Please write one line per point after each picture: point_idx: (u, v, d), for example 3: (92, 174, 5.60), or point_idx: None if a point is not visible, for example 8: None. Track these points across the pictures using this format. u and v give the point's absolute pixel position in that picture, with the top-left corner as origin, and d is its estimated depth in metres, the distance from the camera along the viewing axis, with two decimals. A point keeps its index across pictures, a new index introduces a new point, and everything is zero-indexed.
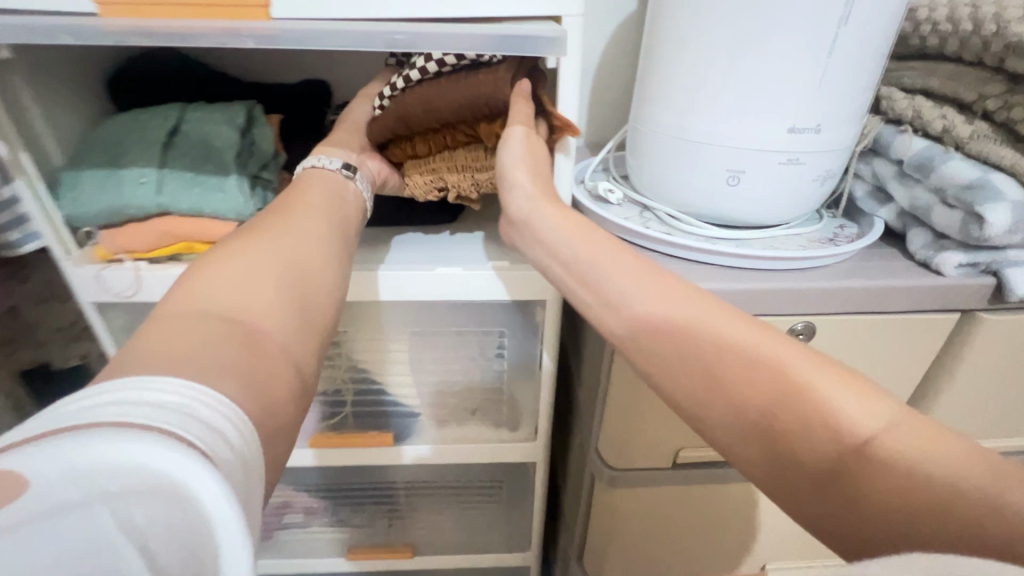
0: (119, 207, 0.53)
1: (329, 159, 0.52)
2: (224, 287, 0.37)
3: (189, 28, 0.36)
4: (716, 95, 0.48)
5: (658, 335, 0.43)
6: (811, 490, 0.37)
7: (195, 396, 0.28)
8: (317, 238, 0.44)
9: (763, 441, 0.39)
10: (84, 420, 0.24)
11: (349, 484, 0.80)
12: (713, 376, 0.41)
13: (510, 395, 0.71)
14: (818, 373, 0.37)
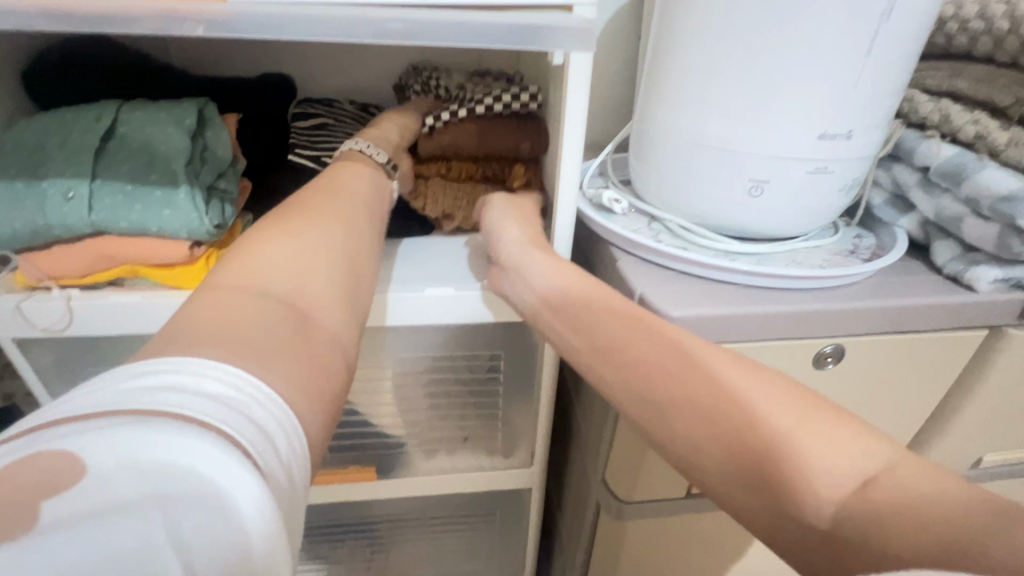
0: (42, 228, 0.44)
1: (375, 150, 0.49)
2: (275, 260, 0.31)
3: (120, 10, 0.28)
4: (741, 97, 0.43)
5: (636, 355, 0.39)
6: (803, 532, 0.29)
7: (248, 389, 0.22)
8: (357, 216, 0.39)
9: (743, 477, 0.32)
10: (143, 407, 0.20)
11: (326, 521, 0.73)
12: (688, 398, 0.35)
13: (503, 418, 0.66)
14: (797, 404, 0.32)
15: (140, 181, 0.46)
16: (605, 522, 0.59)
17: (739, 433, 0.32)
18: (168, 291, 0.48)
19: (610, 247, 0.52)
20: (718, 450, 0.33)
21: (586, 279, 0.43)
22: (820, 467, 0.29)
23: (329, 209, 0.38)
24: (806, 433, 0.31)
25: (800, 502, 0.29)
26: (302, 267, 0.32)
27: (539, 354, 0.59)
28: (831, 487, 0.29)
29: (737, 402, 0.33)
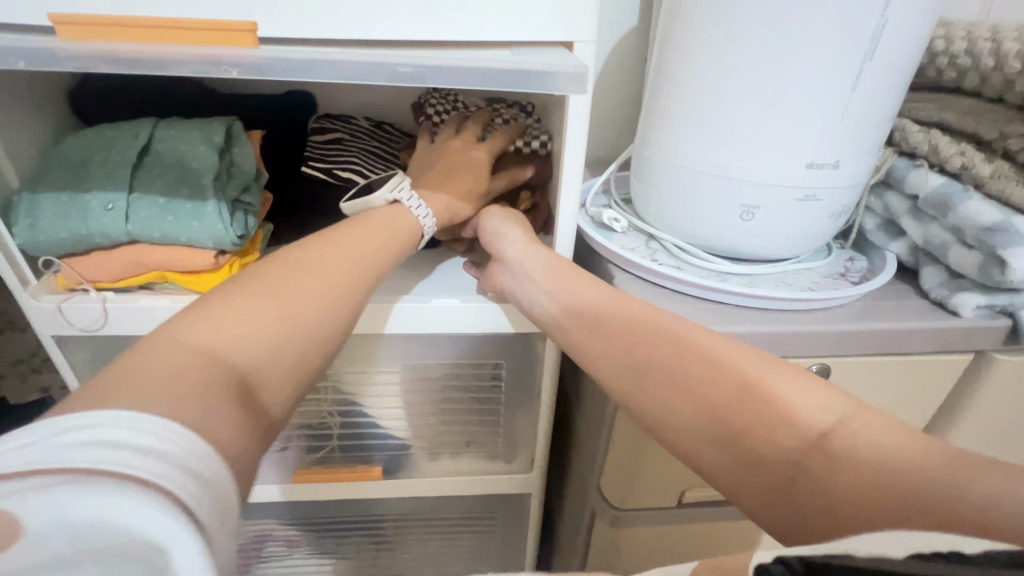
0: (83, 236, 0.48)
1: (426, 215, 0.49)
2: (232, 318, 0.33)
3: (167, 54, 0.32)
4: (732, 127, 0.45)
5: (629, 349, 0.42)
6: (772, 494, 0.34)
7: (187, 448, 0.24)
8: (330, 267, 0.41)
9: (724, 442, 0.36)
10: (77, 463, 0.21)
11: (334, 518, 0.76)
12: (678, 381, 0.39)
13: (506, 425, 0.69)
14: (765, 372, 0.36)
15: (172, 195, 0.50)
16: (599, 529, 0.61)
17: (723, 411, 0.36)
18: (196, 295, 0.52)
19: (608, 265, 0.55)
20: (699, 425, 0.37)
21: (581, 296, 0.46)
22: (788, 435, 0.34)
23: (306, 258, 0.40)
24: (782, 408, 0.34)
25: (768, 467, 0.34)
26: (262, 330, 0.34)
27: (541, 365, 0.61)
28: (792, 441, 0.33)
29: (724, 382, 0.37)
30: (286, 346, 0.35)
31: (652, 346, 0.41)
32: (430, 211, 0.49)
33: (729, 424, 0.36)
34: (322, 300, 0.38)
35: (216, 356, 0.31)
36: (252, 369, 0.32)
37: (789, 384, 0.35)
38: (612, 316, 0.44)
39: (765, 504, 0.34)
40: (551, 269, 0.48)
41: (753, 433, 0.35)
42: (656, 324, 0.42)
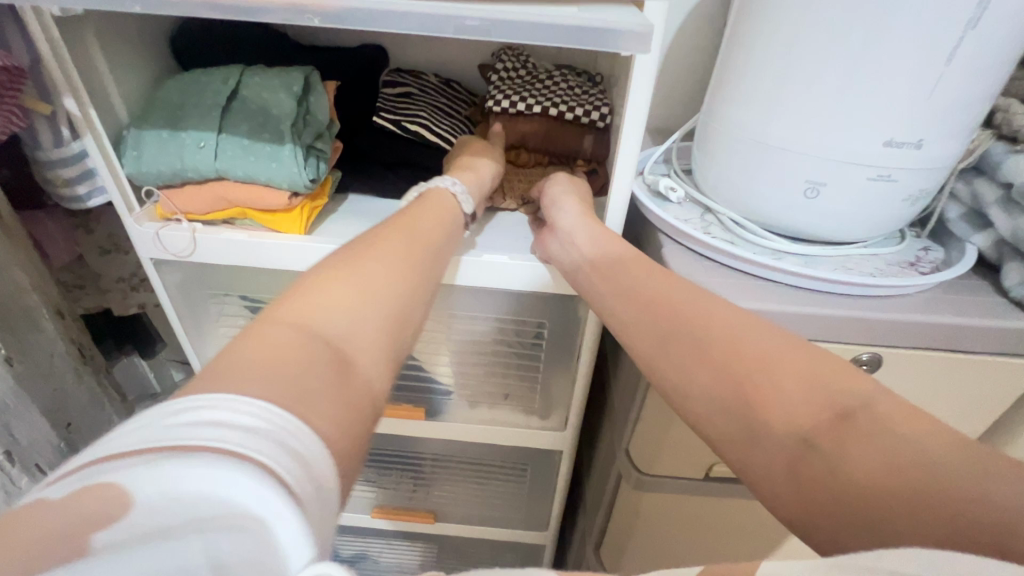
0: (179, 170, 0.54)
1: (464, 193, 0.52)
2: (325, 299, 0.35)
3: (259, 2, 0.35)
4: (806, 97, 0.43)
5: (660, 324, 0.42)
6: (780, 474, 0.33)
7: (279, 420, 0.26)
8: (410, 251, 0.42)
9: (738, 413, 0.35)
10: (181, 440, 0.23)
11: (378, 449, 0.83)
12: (710, 359, 0.38)
13: (543, 383, 0.71)
14: (785, 346, 0.36)
15: (255, 138, 0.54)
16: (624, 491, 0.63)
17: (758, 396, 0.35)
18: (270, 232, 0.57)
19: (659, 235, 0.54)
20: (717, 394, 0.37)
21: (618, 265, 0.47)
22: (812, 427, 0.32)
23: (388, 241, 0.42)
24: (817, 399, 0.33)
25: (783, 448, 0.33)
26: (356, 319, 0.35)
27: (582, 328, 0.63)
28: (803, 420, 0.33)
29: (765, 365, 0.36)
30: (380, 330, 0.36)
31: (692, 305, 0.41)
32: (460, 183, 0.53)
33: (745, 391, 0.35)
34: (408, 284, 0.39)
35: (313, 336, 0.33)
36: (349, 345, 0.34)
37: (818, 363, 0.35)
38: (648, 282, 0.44)
39: (784, 490, 0.32)
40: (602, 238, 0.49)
41: (781, 415, 0.34)
42: (685, 298, 0.42)
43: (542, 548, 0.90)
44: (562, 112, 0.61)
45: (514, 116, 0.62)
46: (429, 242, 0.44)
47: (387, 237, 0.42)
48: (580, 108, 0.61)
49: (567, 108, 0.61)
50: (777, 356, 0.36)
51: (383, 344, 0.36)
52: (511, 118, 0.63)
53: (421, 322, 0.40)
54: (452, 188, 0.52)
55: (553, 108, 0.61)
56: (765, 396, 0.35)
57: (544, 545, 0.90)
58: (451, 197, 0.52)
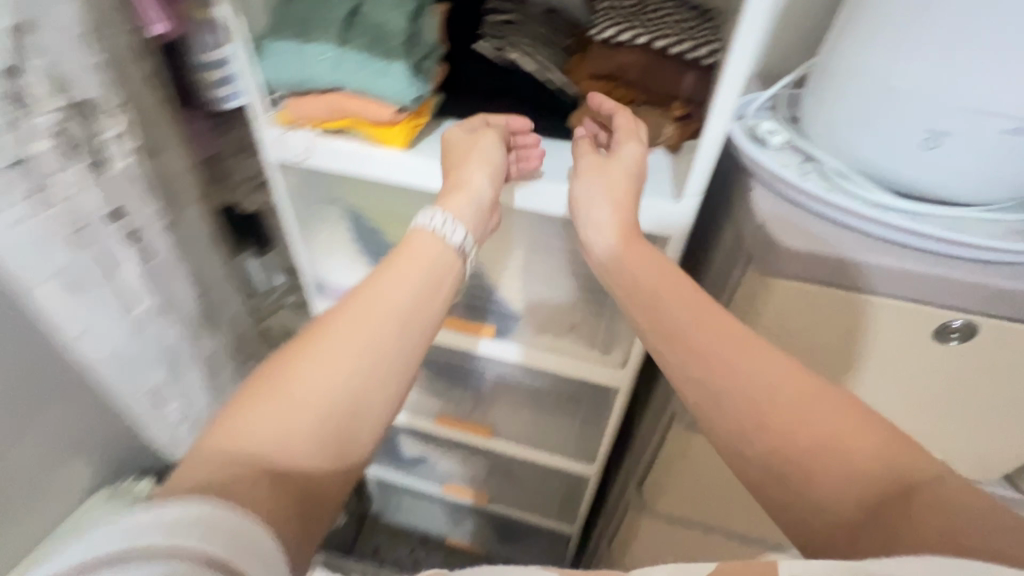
0: (303, 79, 0.59)
1: (449, 227, 0.51)
2: (263, 415, 0.37)
3: None
4: (945, 35, 0.39)
5: (705, 345, 0.43)
6: (841, 537, 0.35)
7: (206, 513, 0.30)
8: (367, 334, 0.42)
9: (795, 479, 0.38)
10: (114, 549, 0.28)
11: (447, 362, 0.90)
12: (744, 401, 0.41)
13: (609, 319, 0.74)
14: (832, 408, 0.38)
15: (370, 52, 0.58)
16: (675, 431, 0.64)
17: (790, 435, 0.39)
18: (376, 144, 0.62)
19: (752, 179, 0.53)
20: (774, 460, 0.39)
21: (663, 289, 0.47)
22: (843, 464, 0.36)
23: (340, 327, 0.42)
24: (851, 445, 0.37)
25: (845, 511, 0.35)
26: (293, 432, 0.37)
27: None
28: (859, 488, 0.35)
29: (793, 412, 0.39)
30: (325, 420, 0.38)
31: (747, 359, 0.42)
32: (447, 222, 0.51)
33: (803, 459, 0.38)
34: (356, 376, 0.40)
35: (250, 460, 0.36)
36: (288, 459, 0.37)
37: (867, 424, 0.37)
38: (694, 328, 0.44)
39: (825, 523, 0.36)
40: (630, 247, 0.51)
41: (835, 475, 0.36)
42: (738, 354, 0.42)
43: (587, 479, 0.95)
44: (667, 46, 0.59)
45: (616, 47, 0.61)
46: (395, 309, 0.44)
47: (339, 319, 0.42)
48: (688, 42, 0.59)
49: (674, 41, 0.59)
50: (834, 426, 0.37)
51: (325, 433, 0.38)
52: (613, 48, 0.61)
53: (381, 413, 0.42)
54: (434, 228, 0.50)
55: (659, 40, 0.60)
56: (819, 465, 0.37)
57: (589, 477, 0.95)
58: (437, 235, 0.50)
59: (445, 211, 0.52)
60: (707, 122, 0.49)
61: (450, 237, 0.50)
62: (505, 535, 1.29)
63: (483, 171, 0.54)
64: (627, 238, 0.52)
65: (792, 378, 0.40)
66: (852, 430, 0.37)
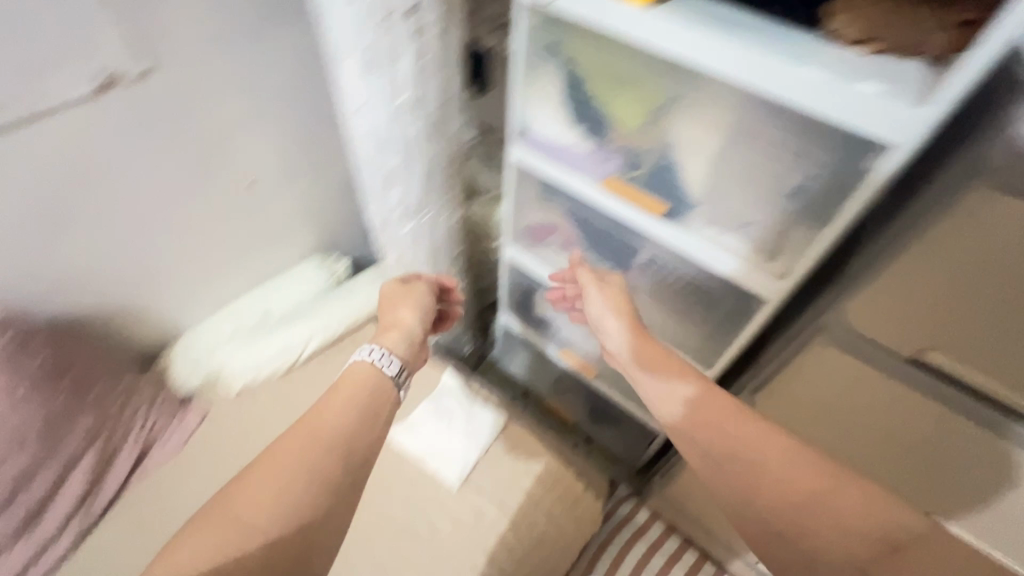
0: None
1: (382, 359, 0.77)
2: (222, 523, 0.56)
3: None
4: None
5: (739, 432, 0.69)
6: (831, 569, 0.59)
7: None
8: (297, 460, 0.60)
9: (788, 537, 0.63)
10: None
11: (606, 235, 1.01)
12: (747, 475, 0.67)
13: (783, 230, 0.76)
14: (820, 479, 0.63)
15: None
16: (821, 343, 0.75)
17: (775, 515, 0.64)
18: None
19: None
20: (775, 524, 0.64)
21: (690, 389, 0.75)
22: (822, 519, 0.61)
23: (278, 457, 0.60)
24: (815, 514, 0.62)
25: (837, 561, 0.59)
26: (274, 505, 0.57)
27: (862, 184, 0.62)
28: (842, 537, 0.60)
29: (776, 485, 0.64)
30: (271, 531, 0.56)
31: (746, 456, 0.67)
32: (381, 355, 0.78)
33: (801, 525, 0.62)
34: (293, 491, 0.58)
35: (210, 560, 0.54)
36: (240, 556, 0.54)
37: (844, 490, 0.62)
38: (716, 419, 0.71)
39: (823, 566, 0.60)
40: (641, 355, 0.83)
41: (832, 532, 0.60)
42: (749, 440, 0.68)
43: None
44: None
45: None
46: (331, 430, 0.64)
47: (280, 450, 0.61)
48: None
49: None
50: (827, 492, 0.62)
51: (285, 525, 0.57)
52: None
53: (309, 500, 0.59)
54: (372, 361, 0.76)
55: None
56: (814, 525, 0.61)
57: None
58: (372, 362, 0.76)
59: (380, 347, 0.79)
60: (990, 26, 0.46)
61: (384, 368, 0.76)
62: (597, 417, 1.44)
63: (413, 314, 0.89)
64: (652, 349, 0.82)
65: (788, 461, 0.65)
66: (838, 497, 0.62)
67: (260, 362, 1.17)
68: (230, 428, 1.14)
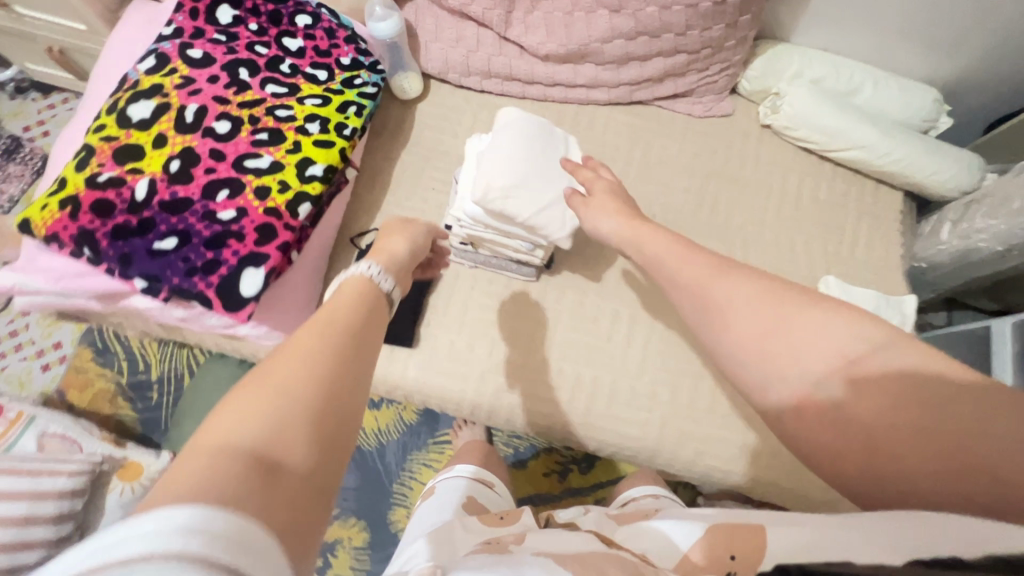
0: None
1: (367, 266, 0.62)
2: (251, 405, 0.42)
3: None
4: None
5: (714, 288, 0.62)
6: (835, 435, 0.52)
7: (206, 519, 0.33)
8: (322, 339, 0.48)
9: (796, 407, 0.54)
10: (157, 542, 0.31)
11: None
12: (783, 353, 0.55)
13: None
14: (810, 323, 0.55)
15: None
16: None
17: (781, 374, 0.55)
18: None
19: None
20: (771, 372, 0.56)
21: (677, 256, 0.68)
22: (869, 418, 0.50)
23: (302, 336, 0.49)
24: (807, 364, 0.54)
25: (866, 420, 0.50)
26: (271, 420, 0.42)
27: None
28: (852, 400, 0.51)
29: (760, 333, 0.57)
30: (293, 411, 0.43)
31: (725, 305, 0.60)
32: (370, 263, 0.63)
33: (810, 396, 0.53)
34: (318, 364, 0.46)
35: (241, 444, 0.40)
36: (278, 444, 0.41)
37: (837, 331, 0.54)
38: (684, 267, 0.66)
39: (835, 438, 0.52)
40: (634, 237, 0.75)
41: (859, 406, 0.51)
42: (722, 290, 0.61)
43: None
44: None
45: None
46: (334, 317, 0.52)
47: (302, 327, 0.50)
48: None
49: None
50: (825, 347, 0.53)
51: (312, 403, 0.44)
52: None
53: (334, 377, 0.46)
54: (368, 272, 0.62)
55: None
56: (821, 391, 0.53)
57: None
58: (371, 282, 0.60)
59: (370, 262, 0.64)
60: None
61: (379, 285, 0.62)
62: None
63: (407, 248, 0.74)
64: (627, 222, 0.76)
65: (769, 313, 0.57)
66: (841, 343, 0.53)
67: (810, 123, 1.11)
68: (733, 140, 1.18)
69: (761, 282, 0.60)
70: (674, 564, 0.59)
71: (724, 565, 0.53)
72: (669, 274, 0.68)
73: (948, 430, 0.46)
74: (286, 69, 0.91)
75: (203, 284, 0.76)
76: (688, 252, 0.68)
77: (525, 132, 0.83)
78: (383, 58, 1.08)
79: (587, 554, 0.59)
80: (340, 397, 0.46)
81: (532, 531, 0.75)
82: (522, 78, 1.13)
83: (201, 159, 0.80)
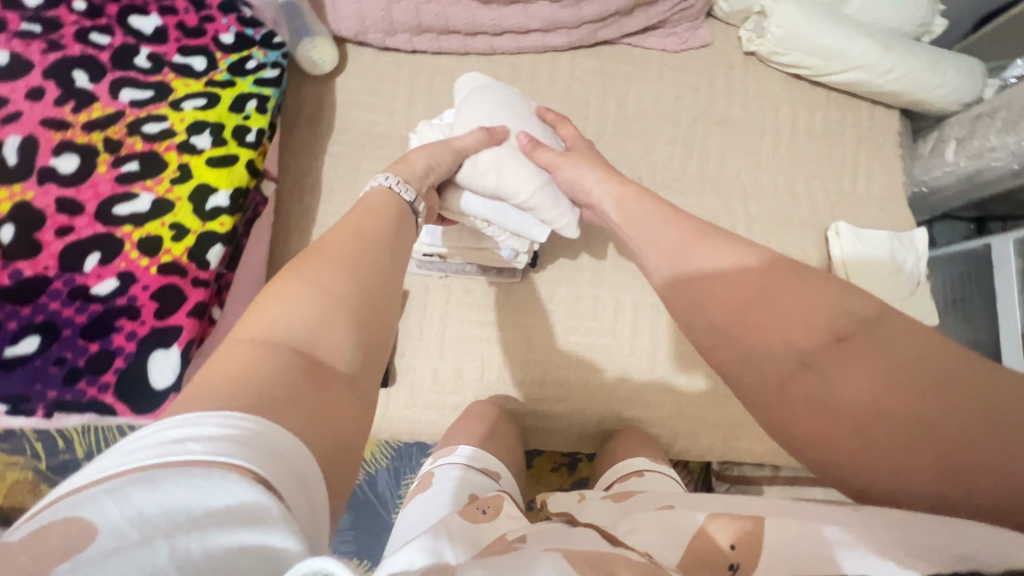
0: None
1: (382, 177, 0.60)
2: (287, 309, 0.41)
3: None
4: None
5: (696, 258, 0.50)
6: (822, 424, 0.39)
7: (231, 426, 0.30)
8: (355, 252, 0.47)
9: (776, 390, 0.42)
10: (178, 454, 0.28)
11: None
12: (765, 325, 0.44)
13: None
14: (801, 296, 0.44)
15: None
16: None
17: (761, 351, 0.43)
18: None
19: None
20: (753, 349, 0.44)
21: (651, 223, 0.56)
22: (858, 409, 0.38)
23: (340, 245, 0.47)
24: (793, 339, 0.42)
25: (850, 408, 0.38)
26: (317, 317, 0.41)
27: None
28: (837, 384, 0.39)
29: (746, 298, 0.45)
30: (336, 315, 0.42)
31: (708, 271, 0.49)
32: (383, 174, 0.60)
33: (792, 376, 0.41)
34: (353, 280, 0.45)
35: (273, 345, 0.38)
36: (317, 346, 0.40)
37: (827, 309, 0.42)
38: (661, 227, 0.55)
39: (820, 429, 0.39)
40: (620, 205, 0.62)
41: (846, 388, 0.39)
42: (701, 253, 0.50)
43: None
44: None
45: None
46: (366, 232, 0.51)
47: (339, 239, 0.48)
48: None
49: None
50: (810, 328, 0.42)
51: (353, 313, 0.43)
52: None
53: (366, 290, 0.45)
54: (387, 185, 0.59)
55: None
56: (806, 373, 0.41)
57: None
58: (394, 191, 0.59)
59: (394, 174, 0.61)
60: None
61: (400, 196, 0.59)
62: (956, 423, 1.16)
63: (428, 160, 0.65)
64: (612, 183, 0.65)
65: (756, 278, 0.46)
66: (829, 320, 0.42)
67: (802, 45, 0.96)
68: (715, 74, 1.02)
69: (739, 254, 0.48)
70: (682, 555, 0.43)
71: (724, 560, 0.40)
72: (642, 241, 0.56)
73: (940, 415, 0.35)
74: (144, 63, 0.69)
75: (94, 389, 0.57)
76: (670, 217, 0.56)
77: (511, 96, 0.74)
78: (278, 28, 0.79)
79: (596, 551, 0.40)
80: (380, 306, 0.45)
81: (533, 529, 0.51)
82: (462, 29, 0.91)
83: (47, 218, 0.60)
